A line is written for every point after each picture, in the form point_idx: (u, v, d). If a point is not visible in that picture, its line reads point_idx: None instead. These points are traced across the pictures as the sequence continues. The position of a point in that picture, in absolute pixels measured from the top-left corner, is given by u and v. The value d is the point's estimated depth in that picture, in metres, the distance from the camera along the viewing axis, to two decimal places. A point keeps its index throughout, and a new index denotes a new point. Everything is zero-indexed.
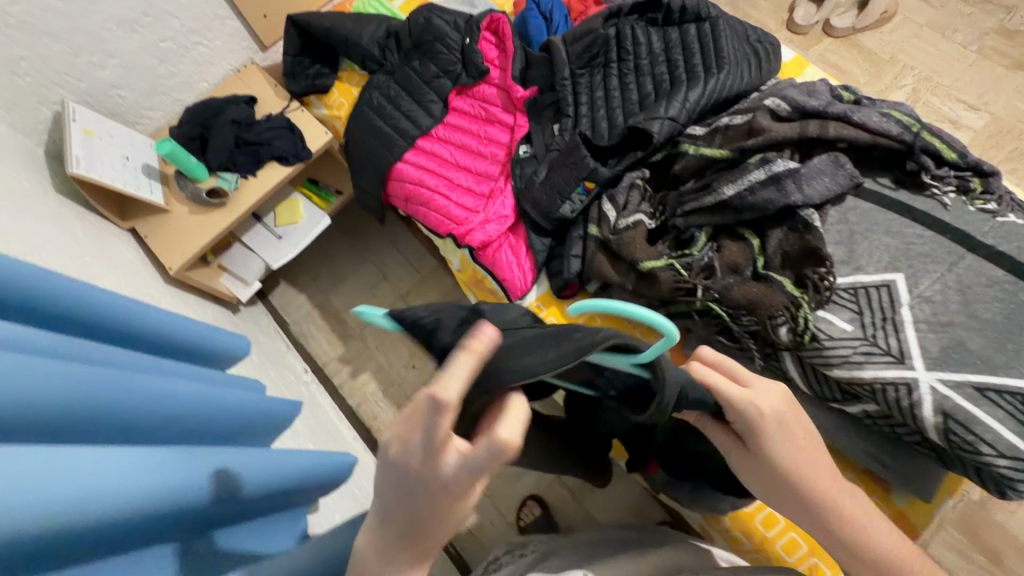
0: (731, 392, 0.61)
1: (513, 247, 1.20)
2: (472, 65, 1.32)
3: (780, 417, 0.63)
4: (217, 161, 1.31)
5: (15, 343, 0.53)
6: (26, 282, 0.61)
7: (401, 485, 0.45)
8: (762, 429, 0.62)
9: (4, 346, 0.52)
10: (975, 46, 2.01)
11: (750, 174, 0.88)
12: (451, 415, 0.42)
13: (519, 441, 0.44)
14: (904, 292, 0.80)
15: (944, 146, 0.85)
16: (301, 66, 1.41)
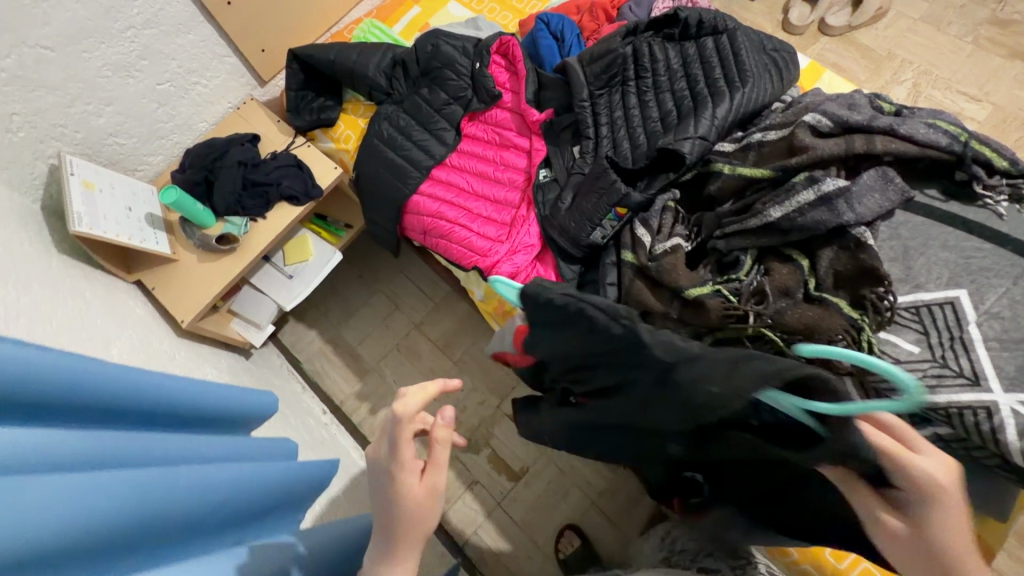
0: (900, 452, 0.52)
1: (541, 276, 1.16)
2: (484, 90, 1.28)
3: (958, 500, 0.52)
4: (224, 205, 1.26)
5: (54, 454, 0.48)
6: (68, 372, 0.57)
7: (374, 472, 0.63)
8: (932, 509, 0.52)
9: (43, 459, 0.47)
10: (970, 37, 2.01)
11: (798, 195, 0.85)
12: (407, 405, 0.64)
13: (416, 414, 0.62)
14: (970, 309, 0.77)
15: (994, 154, 0.82)
16: (305, 100, 1.37)
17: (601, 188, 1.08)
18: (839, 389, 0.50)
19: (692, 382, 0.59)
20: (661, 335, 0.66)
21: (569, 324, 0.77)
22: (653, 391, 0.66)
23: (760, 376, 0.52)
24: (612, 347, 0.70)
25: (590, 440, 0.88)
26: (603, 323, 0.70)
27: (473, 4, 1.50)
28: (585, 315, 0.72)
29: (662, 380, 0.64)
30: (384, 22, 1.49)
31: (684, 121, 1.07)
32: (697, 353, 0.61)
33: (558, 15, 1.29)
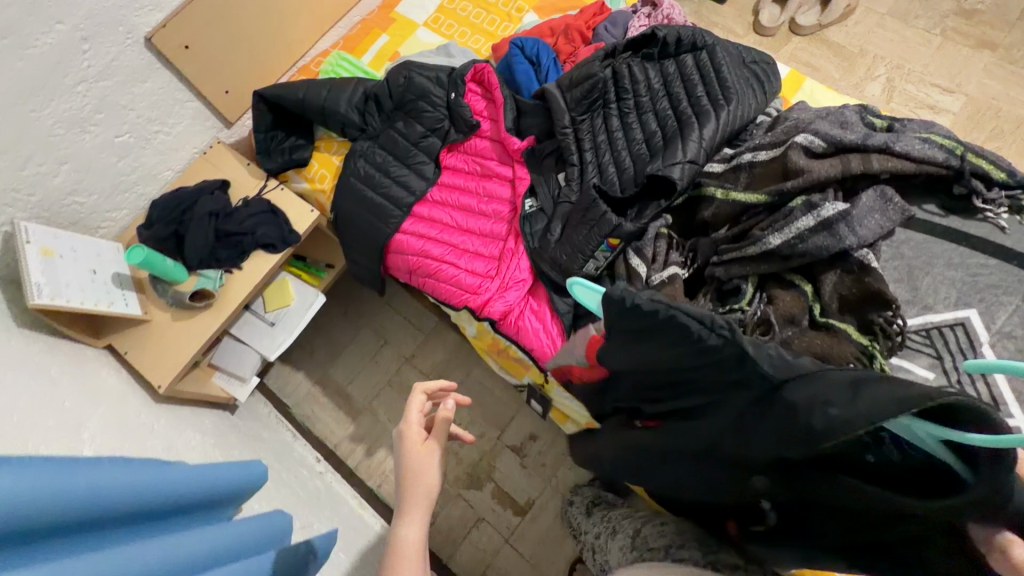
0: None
1: (535, 311, 1.12)
2: (461, 120, 1.24)
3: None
4: (197, 258, 1.20)
5: None
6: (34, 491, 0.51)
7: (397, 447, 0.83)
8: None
9: None
10: (937, 30, 2.03)
11: (797, 221, 0.82)
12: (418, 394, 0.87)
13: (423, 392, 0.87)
14: (981, 330, 0.75)
15: (992, 166, 0.81)
16: (275, 140, 1.31)
17: (591, 217, 1.04)
18: (993, 421, 0.50)
19: (803, 402, 0.57)
20: (767, 350, 0.63)
21: (660, 329, 0.70)
22: (751, 408, 0.62)
23: (891, 400, 0.51)
24: (707, 358, 0.66)
25: (644, 476, 0.83)
26: (699, 331, 0.65)
27: (443, 29, 1.46)
28: (676, 321, 0.67)
29: (767, 401, 0.61)
30: (352, 54, 1.44)
31: (670, 143, 1.04)
32: (811, 372, 0.59)
33: (533, 38, 1.24)
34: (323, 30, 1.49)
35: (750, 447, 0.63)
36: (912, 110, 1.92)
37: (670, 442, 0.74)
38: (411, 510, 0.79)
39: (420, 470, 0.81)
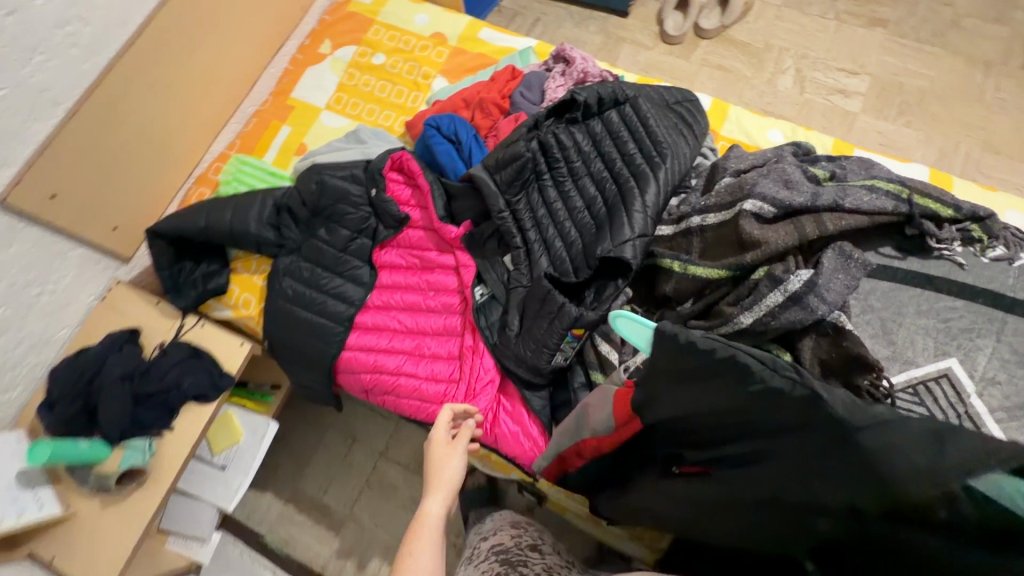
0: None
1: (511, 412, 1.04)
2: (388, 215, 1.14)
3: None
4: (118, 431, 1.04)
5: None
6: None
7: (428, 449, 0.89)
8: None
9: None
10: (830, 15, 2.09)
11: (765, 298, 0.77)
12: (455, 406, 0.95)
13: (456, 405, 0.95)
14: (966, 379, 0.74)
15: (938, 205, 0.80)
16: (183, 273, 1.16)
17: (548, 309, 0.96)
18: None
19: (882, 447, 0.48)
20: (837, 391, 0.52)
21: (712, 374, 0.57)
22: (821, 456, 0.52)
23: (979, 449, 0.45)
24: (768, 404, 0.54)
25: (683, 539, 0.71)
26: (761, 375, 0.54)
27: (349, 110, 1.35)
28: (738, 364, 0.55)
29: (837, 448, 0.50)
30: (253, 154, 1.31)
31: (614, 215, 0.98)
32: (885, 416, 0.49)
33: (447, 115, 1.15)
34: (216, 133, 1.35)
35: (814, 496, 0.53)
36: (826, 96, 1.95)
37: (728, 493, 0.61)
38: (435, 494, 0.84)
39: (443, 468, 0.86)
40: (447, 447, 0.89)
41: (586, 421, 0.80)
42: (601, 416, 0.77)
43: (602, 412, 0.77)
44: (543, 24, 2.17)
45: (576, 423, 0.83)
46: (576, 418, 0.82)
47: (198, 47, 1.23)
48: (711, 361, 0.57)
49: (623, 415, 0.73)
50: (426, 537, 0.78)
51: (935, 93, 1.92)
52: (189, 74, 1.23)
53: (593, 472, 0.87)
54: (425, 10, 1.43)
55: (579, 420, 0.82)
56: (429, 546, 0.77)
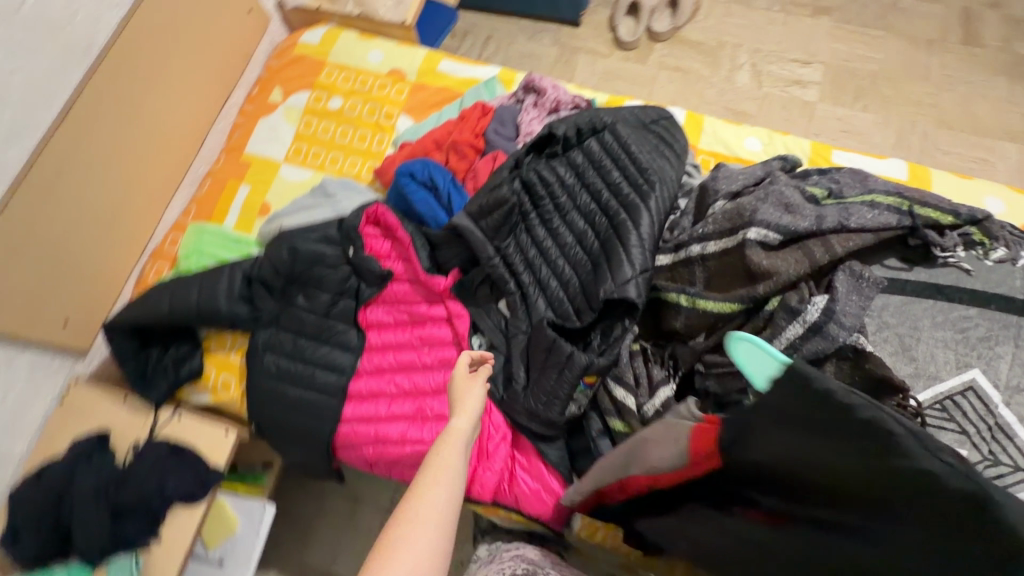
0: None
1: (529, 468, 0.98)
2: (369, 272, 1.06)
3: None
4: (98, 549, 0.93)
5: None
6: None
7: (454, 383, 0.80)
8: None
9: None
10: (776, 7, 2.11)
11: (785, 331, 0.75)
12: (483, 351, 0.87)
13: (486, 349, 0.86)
14: (991, 389, 0.73)
15: (938, 213, 0.79)
16: (151, 361, 1.07)
17: (556, 360, 0.92)
18: None
19: None
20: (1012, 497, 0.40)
21: (837, 432, 0.45)
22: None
23: None
24: (909, 489, 0.42)
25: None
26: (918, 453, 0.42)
27: (310, 160, 1.26)
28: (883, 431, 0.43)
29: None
30: (211, 219, 1.21)
31: (610, 252, 0.94)
32: None
33: (420, 161, 1.09)
34: (167, 199, 1.25)
35: None
36: (783, 88, 1.97)
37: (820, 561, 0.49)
38: (460, 415, 0.74)
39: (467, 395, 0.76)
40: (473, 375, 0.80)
41: (653, 454, 0.67)
42: (672, 452, 0.64)
43: (676, 448, 0.64)
44: (495, 41, 2.13)
45: (631, 453, 0.72)
46: (632, 449, 0.71)
47: (137, 112, 1.12)
48: (850, 417, 0.45)
49: (703, 453, 0.60)
50: (449, 452, 0.67)
51: (886, 75, 1.96)
52: (131, 141, 1.12)
53: (633, 507, 0.79)
54: (378, 46, 1.36)
55: (636, 447, 0.71)
56: (453, 462, 0.66)
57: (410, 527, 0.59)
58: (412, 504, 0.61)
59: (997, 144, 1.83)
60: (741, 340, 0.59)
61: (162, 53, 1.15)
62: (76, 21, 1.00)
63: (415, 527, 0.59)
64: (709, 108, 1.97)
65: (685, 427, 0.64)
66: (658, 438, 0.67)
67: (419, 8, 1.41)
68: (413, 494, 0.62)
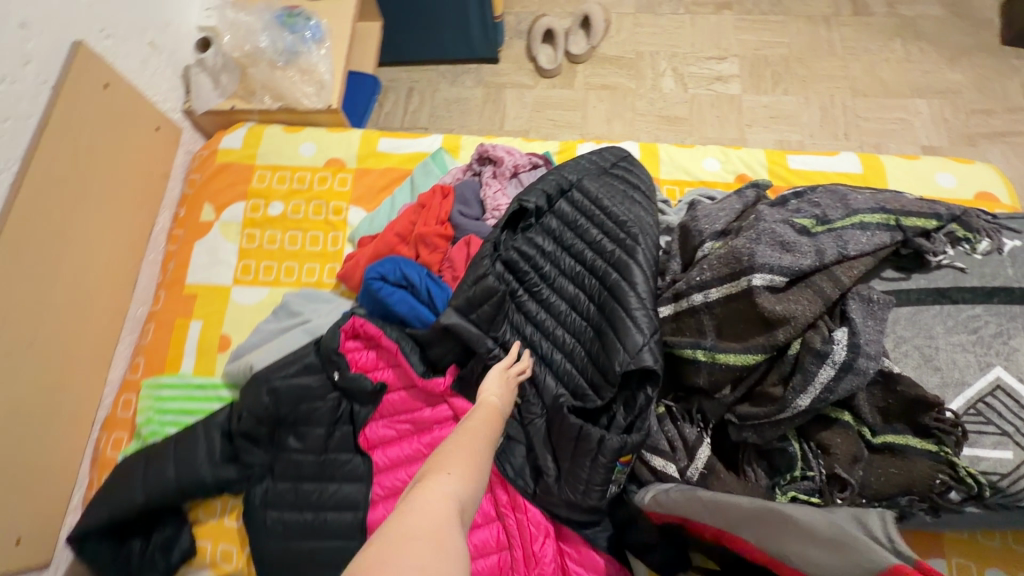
0: None
1: (581, 560, 0.92)
2: (361, 390, 0.97)
3: None
4: None
5: None
6: None
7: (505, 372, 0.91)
8: None
9: None
10: (681, 9, 2.16)
11: (817, 375, 0.73)
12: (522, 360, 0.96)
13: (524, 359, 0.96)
14: (1018, 384, 0.73)
15: (921, 220, 0.81)
16: (134, 555, 0.94)
17: (585, 446, 0.87)
18: None
19: None
20: None
21: None
22: None
23: None
24: None
25: None
26: None
27: (262, 276, 1.15)
28: None
29: None
30: (165, 368, 1.08)
31: (612, 317, 0.90)
32: None
33: (388, 259, 1.02)
34: (108, 356, 1.11)
35: None
36: (707, 87, 2.02)
37: None
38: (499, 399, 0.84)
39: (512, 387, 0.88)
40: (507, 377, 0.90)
41: (801, 550, 0.60)
42: (824, 554, 0.58)
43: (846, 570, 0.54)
44: (419, 92, 2.06)
45: (766, 530, 0.65)
46: (763, 517, 0.66)
47: (50, 274, 0.99)
48: None
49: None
50: (487, 424, 0.77)
51: (796, 56, 2.05)
52: (49, 308, 0.99)
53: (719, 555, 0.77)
54: (308, 137, 1.27)
55: (778, 524, 0.64)
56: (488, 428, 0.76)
57: (461, 457, 0.67)
58: (464, 446, 0.70)
59: (908, 103, 1.95)
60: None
61: (67, 202, 1.02)
62: None
63: (467, 455, 0.68)
64: (643, 119, 1.99)
65: (880, 558, 0.52)
66: (817, 536, 0.59)
67: (343, 88, 1.33)
68: (462, 438, 0.72)
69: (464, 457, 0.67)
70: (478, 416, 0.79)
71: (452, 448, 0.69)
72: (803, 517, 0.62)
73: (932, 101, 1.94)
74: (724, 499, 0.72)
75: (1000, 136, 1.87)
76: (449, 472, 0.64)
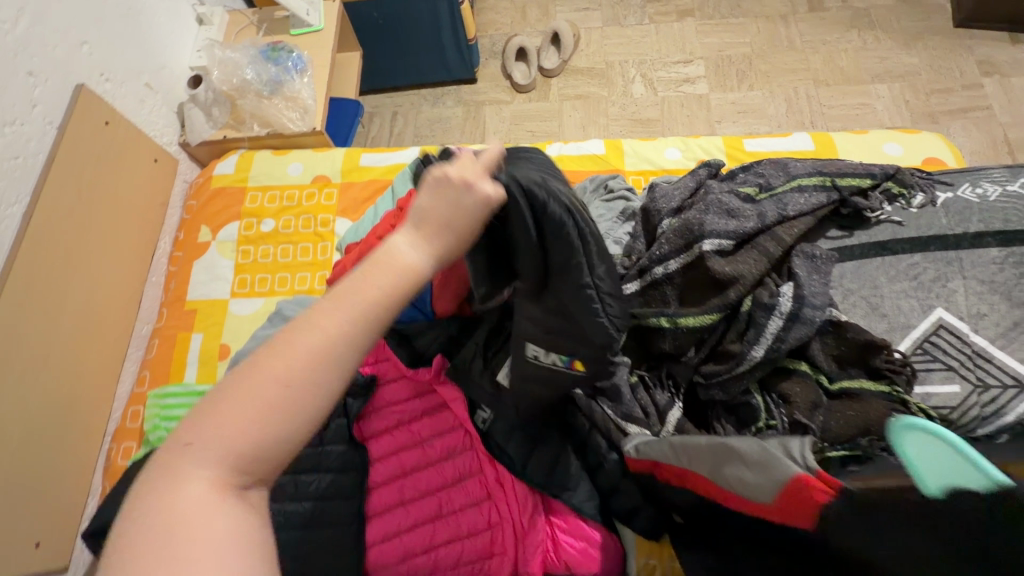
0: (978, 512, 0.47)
1: (570, 530, 0.96)
2: (352, 384, 1.07)
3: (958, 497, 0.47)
4: None
5: None
6: None
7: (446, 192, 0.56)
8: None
9: None
10: (646, 20, 2.27)
11: (767, 327, 0.78)
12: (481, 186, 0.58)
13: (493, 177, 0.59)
14: (958, 322, 0.78)
15: (857, 179, 0.88)
16: None
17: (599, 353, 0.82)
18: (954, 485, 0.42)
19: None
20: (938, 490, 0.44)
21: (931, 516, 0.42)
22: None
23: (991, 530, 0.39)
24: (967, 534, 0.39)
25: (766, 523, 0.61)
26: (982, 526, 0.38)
27: (257, 287, 1.23)
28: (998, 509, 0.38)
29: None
30: (170, 379, 1.14)
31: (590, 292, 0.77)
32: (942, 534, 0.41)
33: None
34: (116, 373, 1.18)
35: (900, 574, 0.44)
36: (676, 89, 2.12)
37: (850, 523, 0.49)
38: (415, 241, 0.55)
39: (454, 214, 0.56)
40: (439, 207, 0.56)
41: (739, 475, 0.61)
42: (756, 478, 0.58)
43: (760, 488, 0.57)
44: (402, 115, 2.17)
45: (713, 461, 0.66)
46: (716, 448, 0.66)
47: (58, 299, 1.06)
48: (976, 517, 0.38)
49: (791, 511, 0.54)
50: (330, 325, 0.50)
51: (758, 54, 2.14)
52: (58, 329, 1.06)
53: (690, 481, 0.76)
54: (295, 158, 1.36)
55: (721, 454, 0.65)
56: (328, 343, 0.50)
57: (235, 409, 0.48)
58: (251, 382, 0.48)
59: (870, 89, 2.03)
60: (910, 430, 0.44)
61: (71, 232, 1.09)
62: None
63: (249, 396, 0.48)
64: (617, 124, 2.08)
65: (785, 469, 0.55)
66: (751, 462, 0.59)
67: (325, 112, 1.43)
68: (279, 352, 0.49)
69: (237, 411, 0.48)
70: (374, 284, 0.52)
71: (232, 382, 0.49)
72: (743, 446, 0.61)
73: (892, 85, 2.02)
74: (689, 440, 0.72)
75: (961, 112, 1.94)
76: (182, 446, 0.47)
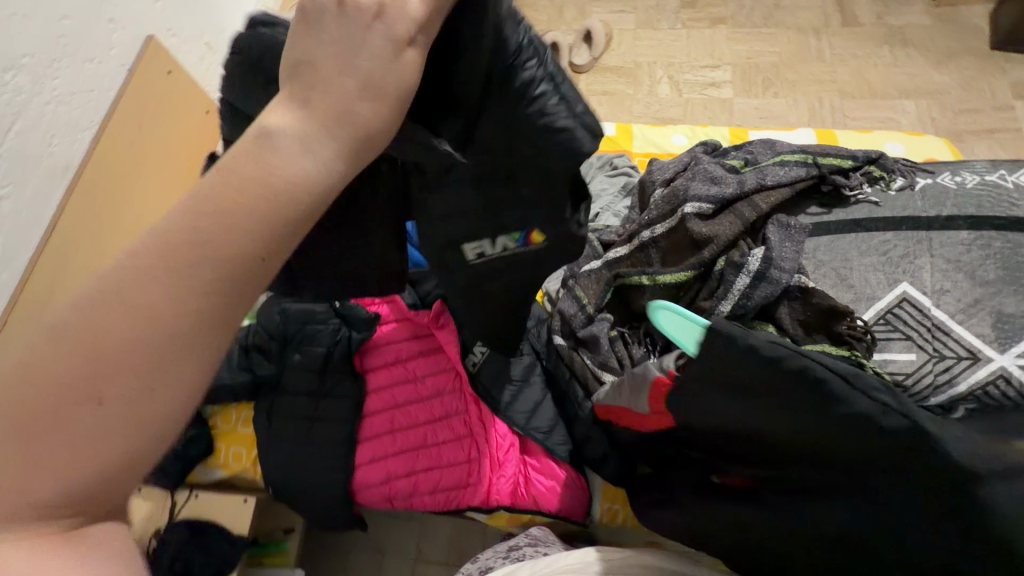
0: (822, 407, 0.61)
1: (542, 469, 1.05)
2: (357, 319, 1.14)
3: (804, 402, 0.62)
4: None
5: None
6: None
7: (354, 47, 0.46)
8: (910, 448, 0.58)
9: None
10: (678, 24, 2.34)
11: (735, 284, 0.85)
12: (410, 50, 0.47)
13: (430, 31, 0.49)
14: (922, 297, 0.82)
15: (839, 159, 0.94)
16: None
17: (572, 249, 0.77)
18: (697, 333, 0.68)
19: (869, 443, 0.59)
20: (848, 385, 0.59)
21: (798, 388, 0.61)
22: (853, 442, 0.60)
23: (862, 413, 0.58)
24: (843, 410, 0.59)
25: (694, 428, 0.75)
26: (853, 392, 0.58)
27: None
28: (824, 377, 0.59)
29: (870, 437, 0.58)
30: None
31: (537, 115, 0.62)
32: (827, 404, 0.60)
33: None
34: None
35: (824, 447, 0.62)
36: (701, 91, 2.17)
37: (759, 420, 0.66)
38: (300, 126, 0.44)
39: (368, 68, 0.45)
40: (344, 60, 0.45)
41: (630, 393, 0.84)
42: (641, 397, 0.82)
43: (639, 398, 0.82)
44: None
45: (619, 388, 0.87)
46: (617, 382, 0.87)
47: (112, 219, 1.20)
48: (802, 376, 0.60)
49: (659, 407, 0.80)
50: (164, 287, 0.41)
51: (786, 63, 2.18)
52: (108, 247, 1.20)
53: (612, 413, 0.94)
54: None
55: (624, 380, 0.85)
56: (172, 306, 0.41)
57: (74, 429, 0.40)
58: (80, 368, 0.40)
59: (896, 103, 2.04)
60: (664, 310, 0.70)
61: (130, 162, 1.24)
62: (54, 146, 1.08)
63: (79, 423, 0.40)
64: (639, 121, 2.15)
65: (649, 372, 0.78)
66: (634, 378, 0.81)
67: None
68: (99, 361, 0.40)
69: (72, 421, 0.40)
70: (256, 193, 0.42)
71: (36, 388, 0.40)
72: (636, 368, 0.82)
73: (919, 101, 2.03)
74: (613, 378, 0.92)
75: (988, 133, 1.93)
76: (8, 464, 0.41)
